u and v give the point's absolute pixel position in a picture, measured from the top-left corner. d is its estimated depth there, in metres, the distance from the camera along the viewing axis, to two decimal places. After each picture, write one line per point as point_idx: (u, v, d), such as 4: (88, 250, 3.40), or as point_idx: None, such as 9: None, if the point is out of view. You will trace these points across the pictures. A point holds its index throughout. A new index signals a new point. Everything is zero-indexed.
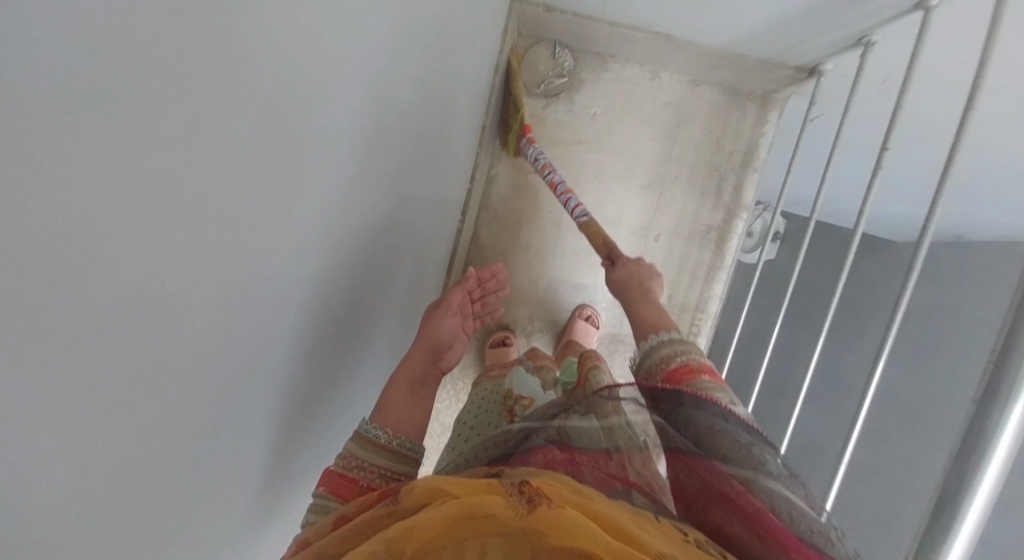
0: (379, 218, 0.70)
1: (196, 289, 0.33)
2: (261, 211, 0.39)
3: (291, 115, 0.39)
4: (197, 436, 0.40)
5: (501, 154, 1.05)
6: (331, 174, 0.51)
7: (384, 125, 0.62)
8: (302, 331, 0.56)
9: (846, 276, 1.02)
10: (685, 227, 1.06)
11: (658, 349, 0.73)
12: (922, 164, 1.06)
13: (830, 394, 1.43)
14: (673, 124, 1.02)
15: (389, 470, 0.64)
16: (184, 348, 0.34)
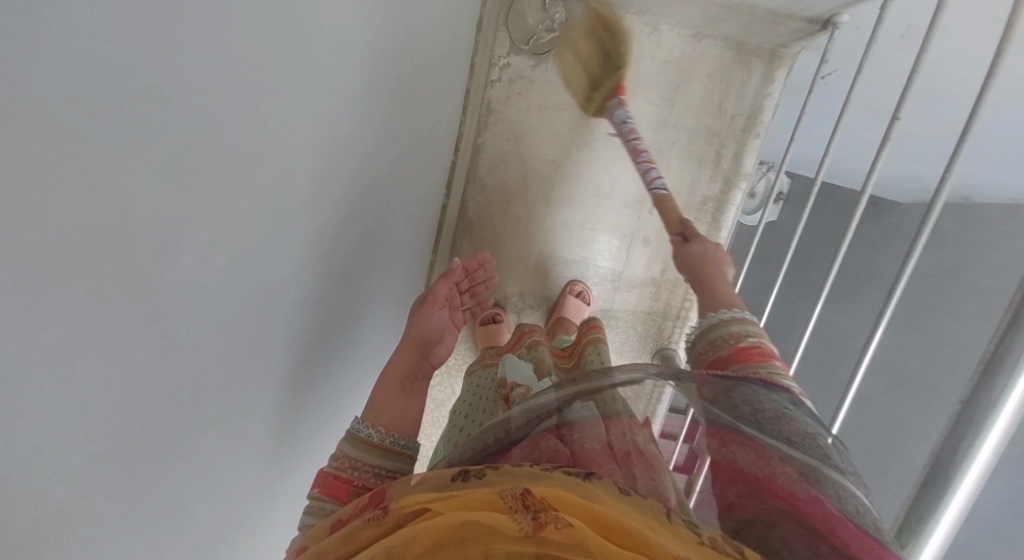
0: (356, 198, 0.64)
1: (109, 307, 0.29)
2: (190, 220, 0.33)
3: (219, 105, 0.33)
4: (149, 453, 0.37)
5: (488, 120, 0.97)
6: (289, 157, 0.45)
7: (354, 97, 0.56)
8: (269, 333, 0.51)
9: (845, 248, 0.97)
10: (680, 198, 1.00)
11: (730, 324, 0.72)
12: (940, 124, 0.98)
13: (826, 360, 1.42)
14: (672, 85, 0.94)
15: (383, 469, 0.59)
16: (109, 370, 0.31)
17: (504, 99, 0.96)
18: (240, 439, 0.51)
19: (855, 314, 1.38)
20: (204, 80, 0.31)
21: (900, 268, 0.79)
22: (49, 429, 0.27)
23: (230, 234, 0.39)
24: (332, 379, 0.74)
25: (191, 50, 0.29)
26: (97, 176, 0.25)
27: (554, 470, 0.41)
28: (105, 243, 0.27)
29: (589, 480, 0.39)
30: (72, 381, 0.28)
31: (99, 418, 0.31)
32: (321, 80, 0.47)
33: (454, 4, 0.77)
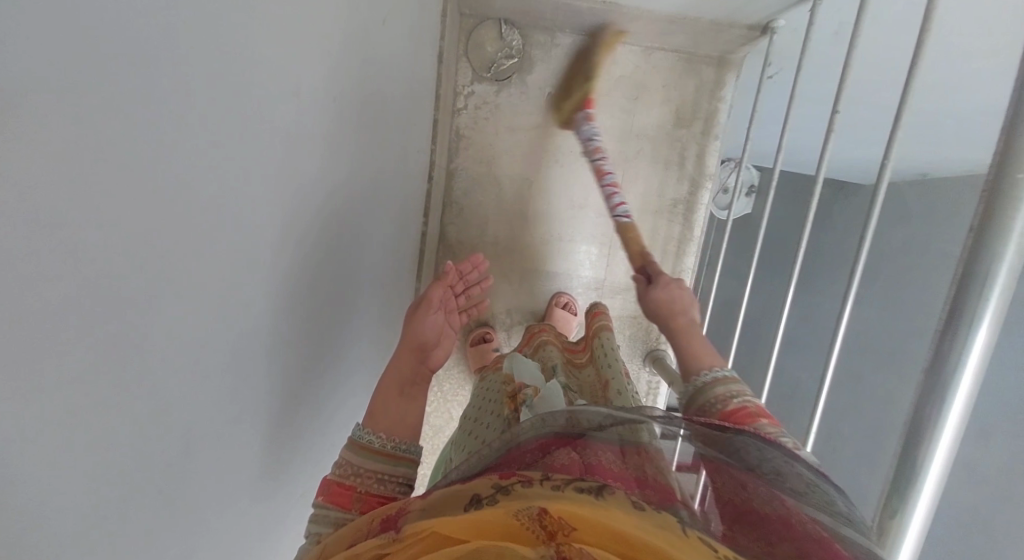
0: (331, 231, 0.67)
1: (97, 355, 0.31)
2: (166, 277, 0.36)
3: (186, 166, 0.36)
4: (151, 497, 0.39)
5: (459, 146, 1.01)
6: (260, 198, 0.48)
7: (320, 137, 0.58)
8: (256, 373, 0.53)
9: (809, 232, 1.01)
10: (651, 203, 1.04)
11: (716, 386, 0.69)
12: (882, 108, 1.04)
13: (809, 342, 1.46)
14: (630, 98, 0.99)
15: (388, 475, 0.60)
16: (105, 423, 0.33)
17: (471, 125, 0.99)
18: (235, 474, 0.53)
19: (830, 295, 1.42)
20: (170, 135, 0.33)
21: (858, 248, 0.83)
22: (49, 474, 0.29)
23: (208, 284, 0.41)
24: (323, 409, 0.76)
25: (155, 109, 0.31)
26: (72, 232, 0.27)
27: (564, 486, 0.43)
28: (87, 293, 0.29)
29: (602, 497, 0.41)
30: (67, 427, 0.29)
31: (97, 463, 0.33)
32: (285, 128, 0.50)
33: (413, 42, 0.81)
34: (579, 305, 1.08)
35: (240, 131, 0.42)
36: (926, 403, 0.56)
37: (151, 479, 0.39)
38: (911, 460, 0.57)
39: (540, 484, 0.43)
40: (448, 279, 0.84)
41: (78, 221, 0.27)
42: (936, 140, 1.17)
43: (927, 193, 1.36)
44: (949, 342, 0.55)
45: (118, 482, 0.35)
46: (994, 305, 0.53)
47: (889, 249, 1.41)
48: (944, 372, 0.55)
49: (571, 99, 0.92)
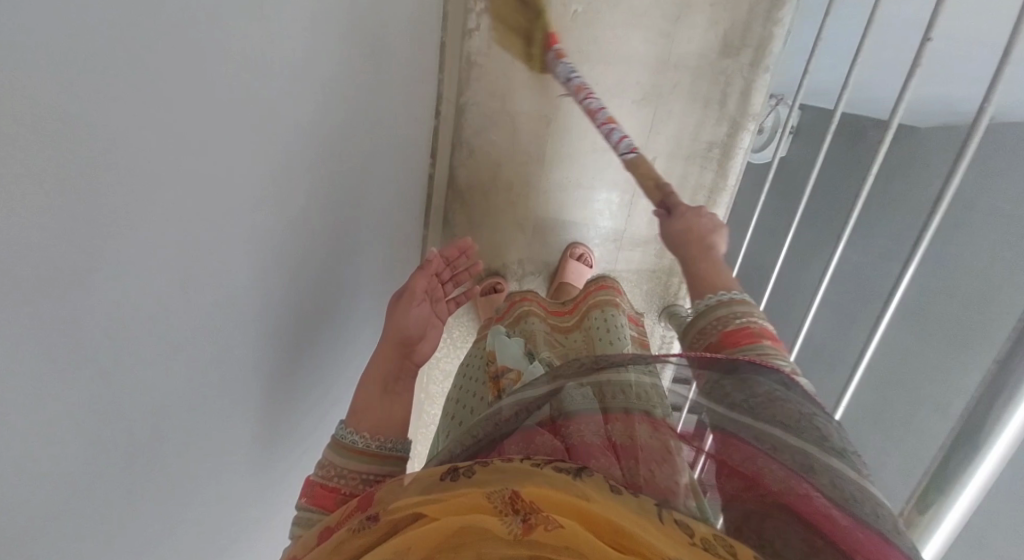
0: (328, 181, 0.59)
1: (37, 355, 0.26)
2: (112, 264, 0.29)
3: (127, 127, 0.28)
4: (121, 498, 0.35)
5: (471, 75, 0.88)
6: (241, 150, 0.40)
7: (310, 71, 0.49)
8: (243, 349, 0.48)
9: (870, 184, 0.89)
10: (683, 147, 0.92)
11: (717, 308, 0.64)
12: (974, 39, 0.89)
13: (843, 302, 1.38)
14: (670, 19, 0.84)
15: (373, 474, 0.57)
16: (48, 437, 0.28)
17: (484, 51, 0.86)
18: (231, 445, 0.50)
19: (873, 253, 1.33)
20: (109, 83, 0.26)
21: (932, 211, 0.73)
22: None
23: (172, 266, 0.35)
24: (326, 367, 0.72)
25: (80, 48, 0.24)
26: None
27: (543, 463, 0.38)
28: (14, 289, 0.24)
29: (579, 477, 0.36)
30: (9, 438, 0.25)
31: (54, 465, 0.29)
32: (262, 67, 0.41)
33: None
34: (595, 257, 1.00)
35: (206, 71, 0.34)
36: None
37: (118, 482, 0.35)
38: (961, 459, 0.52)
39: (520, 460, 0.39)
40: (434, 266, 0.76)
41: None
42: None
43: None
44: None
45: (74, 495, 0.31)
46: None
47: None
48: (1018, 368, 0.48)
49: (537, 39, 0.79)
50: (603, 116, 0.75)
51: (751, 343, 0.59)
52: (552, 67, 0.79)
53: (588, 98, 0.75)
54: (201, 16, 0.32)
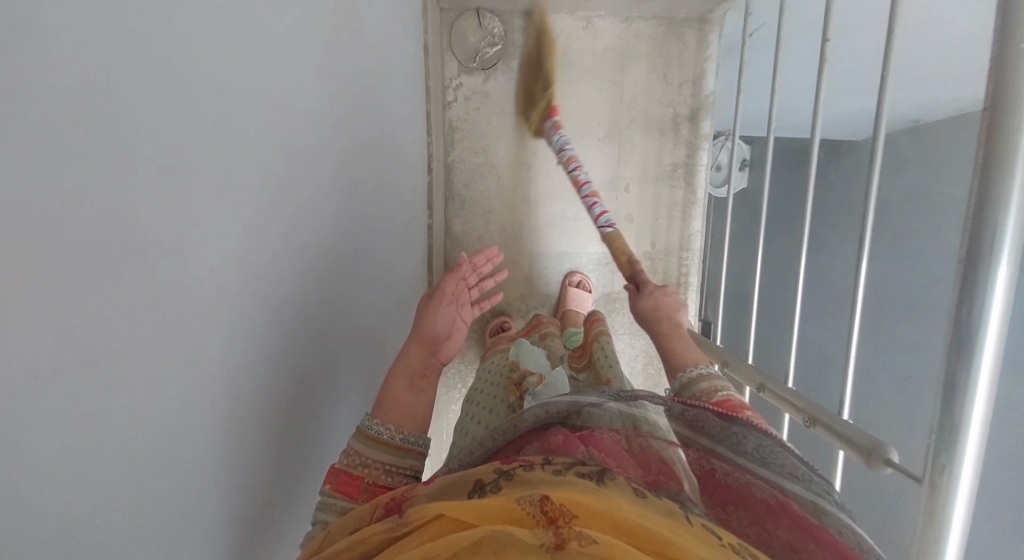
0: (332, 220, 0.66)
1: (93, 313, 0.30)
2: (179, 244, 0.37)
3: (182, 133, 0.37)
4: (174, 468, 0.39)
5: (454, 139, 1.01)
6: (253, 174, 0.47)
7: (314, 122, 0.59)
8: (270, 357, 0.53)
9: (811, 200, 0.98)
10: (650, 172, 1.03)
11: (700, 382, 0.70)
12: (869, 52, 1.06)
13: (828, 303, 1.46)
14: (617, 70, 0.99)
15: (394, 466, 0.64)
16: (130, 379, 0.33)
17: (464, 115, 1.00)
18: (260, 456, 0.53)
19: (842, 254, 1.42)
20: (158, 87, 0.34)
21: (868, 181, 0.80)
22: (49, 433, 0.28)
23: (218, 259, 0.42)
24: (342, 405, 0.75)
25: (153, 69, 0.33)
26: (43, 179, 0.26)
27: (566, 470, 0.43)
28: (78, 244, 0.28)
29: (603, 482, 0.41)
30: (100, 368, 0.31)
31: (109, 426, 0.32)
32: (275, 111, 0.50)
33: (398, 37, 0.82)
34: (592, 282, 1.07)
35: (232, 105, 0.43)
36: (962, 313, 0.53)
37: (174, 450, 0.39)
38: (954, 377, 0.53)
39: (541, 468, 0.43)
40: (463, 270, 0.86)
41: (84, 171, 0.28)
42: (924, 81, 1.18)
43: (923, 140, 1.37)
44: (981, 246, 0.51)
45: (145, 448, 0.36)
46: (1012, 249, 0.50)
47: (893, 201, 1.42)
48: (976, 277, 0.51)
49: (541, 105, 0.93)
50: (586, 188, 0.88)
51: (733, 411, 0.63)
52: (549, 134, 0.92)
53: (575, 168, 0.88)
54: (213, 49, 0.40)
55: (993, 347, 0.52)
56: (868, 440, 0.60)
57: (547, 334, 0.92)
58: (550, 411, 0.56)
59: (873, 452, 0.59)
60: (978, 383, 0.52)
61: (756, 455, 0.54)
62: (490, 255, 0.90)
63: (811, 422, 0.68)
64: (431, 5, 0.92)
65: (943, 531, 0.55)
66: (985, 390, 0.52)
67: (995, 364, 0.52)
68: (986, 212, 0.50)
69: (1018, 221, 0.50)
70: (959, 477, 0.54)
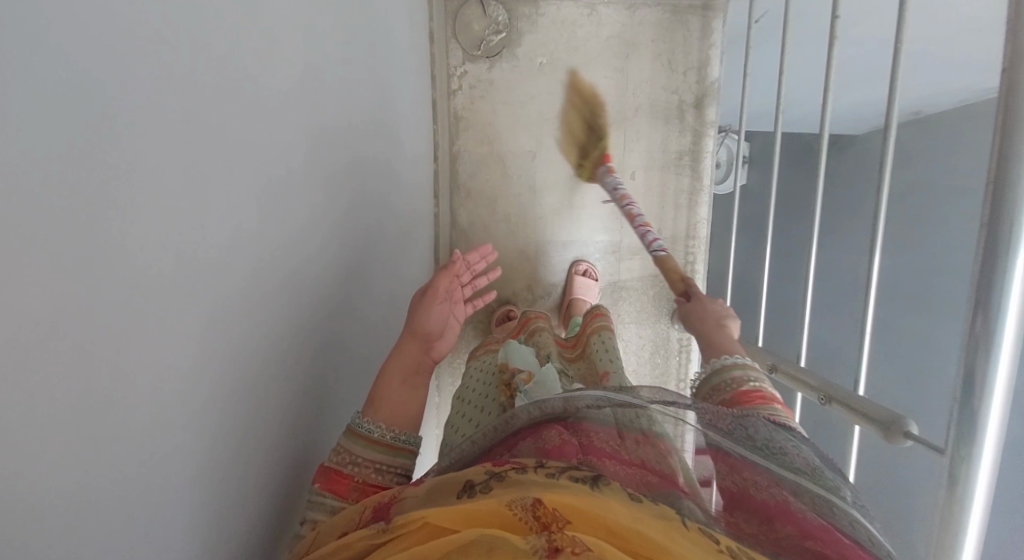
0: (339, 200, 0.66)
1: (116, 258, 0.30)
2: (191, 203, 0.37)
3: (198, 91, 0.37)
4: (187, 433, 0.39)
5: (459, 128, 1.01)
6: (261, 140, 0.46)
7: (322, 98, 0.58)
8: (278, 331, 0.52)
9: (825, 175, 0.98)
10: (656, 159, 1.03)
11: (732, 370, 0.71)
12: (875, 42, 1.05)
13: (833, 296, 1.45)
14: (622, 57, 0.99)
15: (386, 465, 0.62)
16: (149, 334, 0.33)
17: (469, 105, 1.00)
18: (265, 433, 0.52)
19: (849, 247, 1.40)
20: (174, 41, 0.34)
21: (885, 151, 0.81)
22: (68, 368, 0.27)
23: (226, 224, 0.42)
24: (347, 390, 0.74)
25: (169, 22, 0.33)
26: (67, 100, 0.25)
27: (559, 473, 0.42)
28: (100, 180, 0.28)
29: (597, 486, 0.40)
30: (124, 317, 0.31)
31: (119, 372, 0.31)
32: (284, 81, 0.50)
33: (404, 21, 0.82)
34: (599, 271, 1.06)
35: (244, 68, 0.43)
36: (981, 283, 0.52)
37: (187, 413, 0.38)
38: (970, 352, 0.52)
39: (533, 472, 0.42)
40: (456, 268, 0.81)
41: (108, 115, 0.28)
42: (929, 71, 1.18)
43: (927, 132, 1.37)
44: (1000, 215, 0.50)
45: (161, 408, 0.35)
46: None
47: (898, 193, 1.41)
48: (995, 249, 0.50)
49: (592, 156, 1.00)
50: (639, 219, 0.90)
51: (766, 406, 0.64)
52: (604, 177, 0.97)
53: (630, 206, 0.90)
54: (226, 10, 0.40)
55: (1009, 340, 0.51)
56: (890, 414, 0.61)
57: (536, 330, 0.89)
58: (542, 412, 0.54)
59: (892, 425, 0.60)
60: (996, 376, 0.51)
61: (766, 452, 0.54)
62: (484, 252, 0.86)
63: (826, 399, 0.71)
64: None
65: (963, 510, 0.53)
66: (1008, 362, 0.51)
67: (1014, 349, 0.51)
68: (1004, 180, 0.50)
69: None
70: (977, 471, 0.53)
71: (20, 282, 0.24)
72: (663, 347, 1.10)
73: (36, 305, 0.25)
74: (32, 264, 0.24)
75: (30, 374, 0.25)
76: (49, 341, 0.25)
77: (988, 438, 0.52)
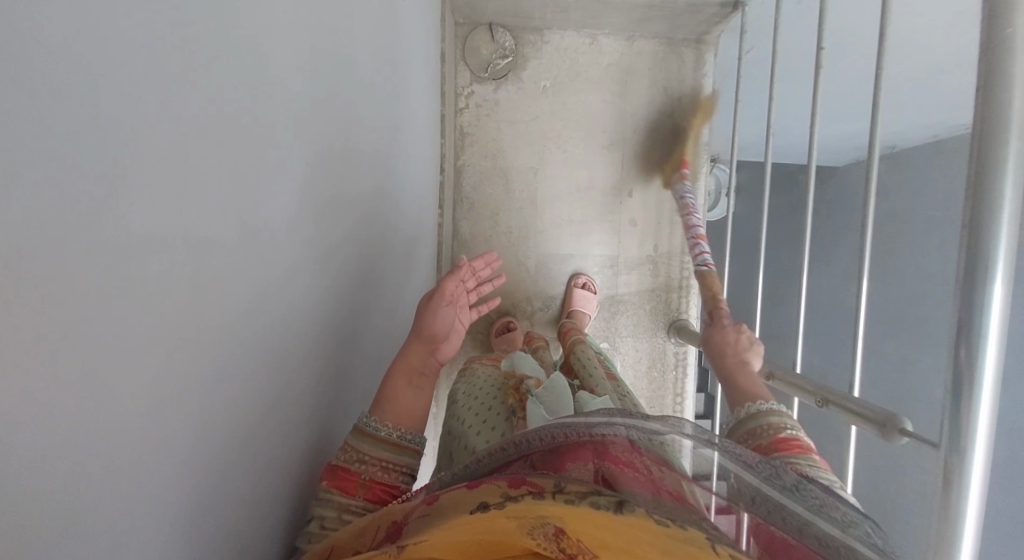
0: (352, 200, 0.68)
1: (133, 217, 0.32)
2: (207, 179, 0.39)
3: (218, 76, 0.39)
4: (196, 401, 0.39)
5: (465, 145, 1.06)
6: (277, 131, 0.49)
7: (340, 101, 0.62)
8: (291, 316, 0.54)
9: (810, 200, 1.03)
10: (655, 177, 1.09)
11: (768, 416, 0.69)
12: (850, 77, 1.13)
13: (821, 319, 1.49)
14: (620, 83, 1.06)
15: (392, 463, 0.63)
16: (158, 295, 0.35)
17: (475, 122, 1.05)
18: (276, 418, 0.52)
19: (837, 273, 1.45)
20: (199, 28, 0.37)
21: (869, 170, 0.86)
22: (71, 315, 0.28)
23: (241, 204, 0.44)
24: (357, 390, 0.74)
25: (195, 11, 0.36)
26: (85, 65, 0.27)
27: (578, 499, 0.39)
28: (121, 141, 0.30)
29: (620, 511, 0.38)
30: (135, 274, 0.32)
31: (122, 334, 0.32)
32: (303, 81, 0.53)
33: (420, 42, 0.87)
34: (597, 284, 1.10)
35: (265, 64, 0.46)
36: (965, 280, 0.53)
37: (196, 381, 0.39)
38: (957, 359, 0.53)
39: (552, 497, 0.39)
40: (463, 272, 0.82)
41: (133, 83, 0.31)
42: (901, 108, 1.27)
43: (903, 164, 1.45)
44: (981, 220, 0.52)
45: (170, 371, 0.36)
46: (1008, 219, 0.51)
47: (879, 222, 1.48)
48: (976, 253, 0.52)
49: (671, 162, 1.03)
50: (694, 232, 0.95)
51: (805, 455, 0.62)
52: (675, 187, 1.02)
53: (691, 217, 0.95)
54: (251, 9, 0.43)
55: (997, 336, 0.51)
56: (883, 412, 0.64)
57: (539, 347, 0.92)
58: (556, 431, 0.51)
59: (888, 423, 0.62)
60: (983, 372, 0.51)
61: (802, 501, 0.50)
62: (489, 261, 0.86)
63: (823, 402, 0.73)
64: (449, 18, 0.98)
65: (957, 509, 0.53)
66: (994, 356, 0.51)
67: (999, 343, 0.52)
68: (983, 187, 0.52)
69: (1011, 204, 0.51)
70: (968, 472, 0.53)
71: (42, 220, 0.25)
72: (660, 361, 1.13)
73: (53, 244, 0.26)
74: (54, 204, 0.26)
75: (38, 311, 0.26)
76: (61, 278, 0.27)
77: (978, 437, 0.52)
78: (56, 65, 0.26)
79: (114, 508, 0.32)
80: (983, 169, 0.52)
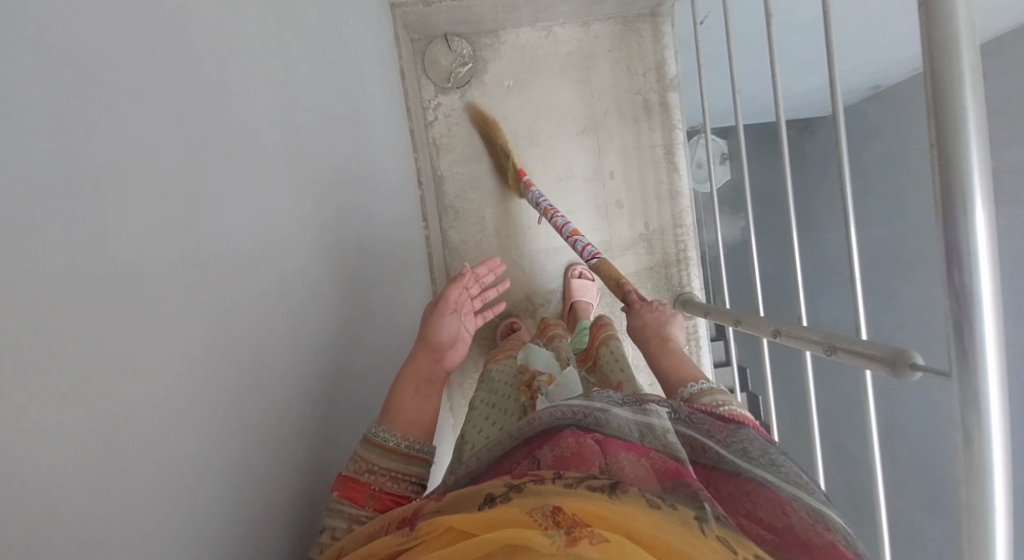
0: (326, 219, 0.68)
1: (110, 247, 0.33)
2: (179, 209, 0.40)
3: (174, 109, 0.40)
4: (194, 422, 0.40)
5: (439, 154, 1.07)
6: (243, 156, 0.50)
7: (300, 124, 0.62)
8: (278, 336, 0.54)
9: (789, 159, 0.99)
10: (633, 157, 1.09)
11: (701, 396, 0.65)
12: (809, 27, 1.12)
13: (823, 272, 1.46)
14: (583, 69, 1.06)
15: (400, 473, 0.62)
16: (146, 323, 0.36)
17: (446, 132, 1.07)
18: (273, 436, 0.52)
19: (831, 222, 1.42)
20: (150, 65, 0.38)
21: (837, 114, 0.83)
22: (67, 342, 0.29)
23: (214, 229, 0.44)
24: (360, 402, 0.75)
25: (146, 48, 0.38)
26: (41, 109, 0.28)
27: (577, 483, 0.39)
28: (88, 176, 0.31)
29: (616, 494, 0.37)
30: (118, 304, 0.33)
31: (110, 354, 0.32)
32: (261, 107, 0.54)
33: (375, 58, 0.88)
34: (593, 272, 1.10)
35: (220, 93, 0.47)
36: (942, 202, 0.50)
37: (189, 403, 0.40)
38: (953, 282, 0.50)
39: (552, 482, 0.39)
40: (465, 279, 0.81)
41: (92, 120, 0.32)
42: (868, 49, 1.26)
43: (886, 105, 1.43)
44: (948, 136, 0.50)
45: (160, 393, 0.37)
46: (976, 130, 0.49)
47: (872, 166, 1.45)
48: (950, 171, 0.50)
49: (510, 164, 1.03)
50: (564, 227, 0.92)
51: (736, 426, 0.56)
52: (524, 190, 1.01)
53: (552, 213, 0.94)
54: (198, 42, 0.44)
55: (985, 254, 0.48)
56: (890, 351, 0.61)
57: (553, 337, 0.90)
58: (562, 411, 0.51)
59: (897, 359, 0.60)
60: (981, 290, 0.48)
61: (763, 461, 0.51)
62: (494, 264, 0.85)
63: (831, 351, 0.71)
64: (402, 35, 0.99)
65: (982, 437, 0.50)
66: (988, 272, 0.48)
67: (993, 258, 0.49)
68: (944, 103, 0.50)
69: (974, 114, 0.49)
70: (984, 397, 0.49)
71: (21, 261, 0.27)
72: None
73: (29, 280, 0.27)
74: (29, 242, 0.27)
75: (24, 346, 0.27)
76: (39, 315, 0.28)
77: (987, 358, 0.49)
78: (17, 113, 0.27)
79: (116, 533, 0.32)
80: (945, 85, 0.50)
